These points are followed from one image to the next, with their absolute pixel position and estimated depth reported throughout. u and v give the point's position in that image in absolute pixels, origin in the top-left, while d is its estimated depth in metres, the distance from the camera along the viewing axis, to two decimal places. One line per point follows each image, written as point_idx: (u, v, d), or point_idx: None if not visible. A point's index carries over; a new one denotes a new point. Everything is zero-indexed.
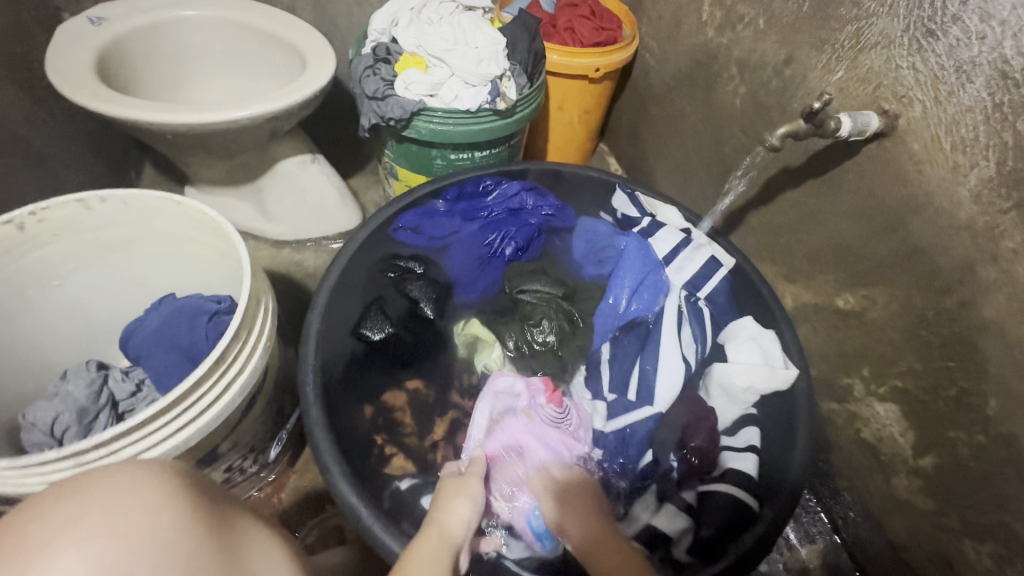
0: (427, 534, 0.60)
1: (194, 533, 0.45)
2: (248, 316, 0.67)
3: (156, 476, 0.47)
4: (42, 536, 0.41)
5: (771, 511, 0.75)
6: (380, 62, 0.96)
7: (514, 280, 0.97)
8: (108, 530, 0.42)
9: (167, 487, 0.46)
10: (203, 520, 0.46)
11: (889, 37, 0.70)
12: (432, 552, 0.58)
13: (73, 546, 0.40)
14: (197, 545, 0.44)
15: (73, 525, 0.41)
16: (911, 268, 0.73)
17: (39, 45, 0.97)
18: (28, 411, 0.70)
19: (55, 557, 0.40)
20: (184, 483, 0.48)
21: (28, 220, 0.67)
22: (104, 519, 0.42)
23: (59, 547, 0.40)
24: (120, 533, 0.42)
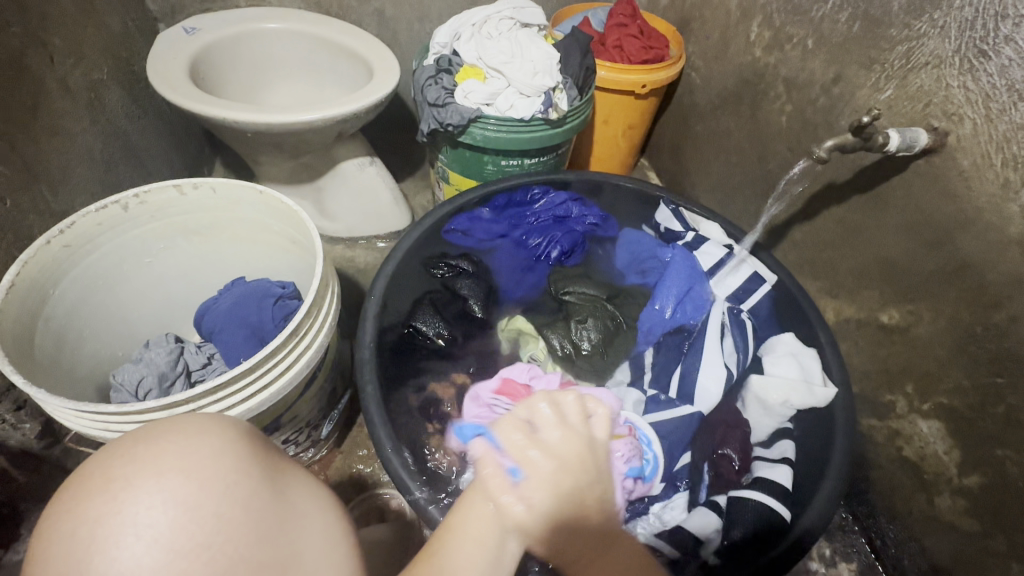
0: (477, 504, 0.47)
1: (256, 474, 0.44)
2: (319, 295, 0.72)
3: (216, 423, 0.46)
4: (120, 470, 0.40)
5: (785, 545, 0.71)
6: (442, 73, 1.03)
7: (559, 282, 1.00)
8: (181, 469, 0.40)
9: (233, 434, 0.45)
10: (264, 465, 0.45)
11: (940, 57, 0.72)
12: (473, 529, 0.45)
13: (150, 481, 0.39)
14: (259, 487, 0.43)
15: (149, 464, 0.40)
16: (959, 283, 0.74)
17: (139, 50, 1.08)
18: (117, 372, 0.78)
19: (134, 493, 0.38)
20: (248, 433, 0.48)
21: (131, 201, 0.75)
22: (176, 459, 0.41)
23: (138, 481, 0.39)
24: (193, 471, 0.41)
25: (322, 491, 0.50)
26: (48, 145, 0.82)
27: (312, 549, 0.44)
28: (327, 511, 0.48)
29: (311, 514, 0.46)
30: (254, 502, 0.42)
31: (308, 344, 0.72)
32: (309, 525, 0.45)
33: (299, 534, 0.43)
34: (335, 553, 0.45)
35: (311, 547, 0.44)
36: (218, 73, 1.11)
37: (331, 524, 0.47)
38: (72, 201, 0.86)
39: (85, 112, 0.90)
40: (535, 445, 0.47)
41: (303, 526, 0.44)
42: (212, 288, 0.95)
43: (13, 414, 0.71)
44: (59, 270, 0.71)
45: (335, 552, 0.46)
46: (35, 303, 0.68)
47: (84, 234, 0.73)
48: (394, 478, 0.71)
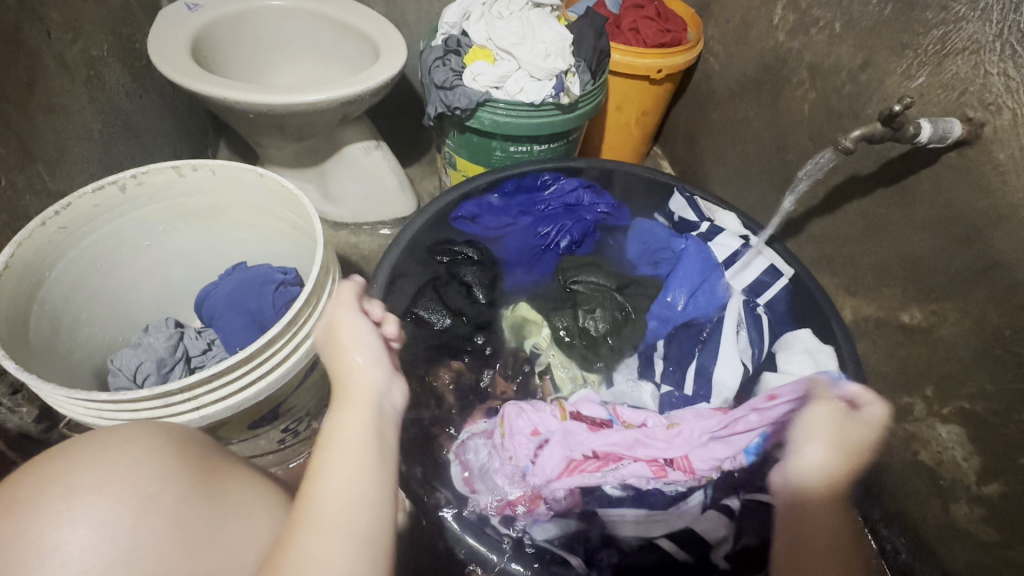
0: (345, 408, 0.49)
1: (183, 482, 0.44)
2: (319, 283, 0.70)
3: (142, 431, 0.46)
4: (29, 492, 0.41)
5: None
6: (450, 53, 1.00)
7: (567, 271, 0.98)
8: (92, 486, 0.41)
9: (162, 439, 0.46)
10: (196, 470, 0.45)
11: (978, 43, 0.68)
12: (343, 435, 0.47)
13: (60, 503, 0.40)
14: (186, 495, 0.44)
15: (61, 483, 0.41)
16: (987, 284, 0.70)
17: (141, 27, 1.06)
18: (116, 356, 0.77)
19: (43, 513, 0.39)
20: (185, 439, 0.48)
21: (128, 182, 0.73)
22: (86, 476, 0.41)
23: (46, 501, 0.40)
24: (105, 488, 0.41)
25: (271, 488, 0.51)
26: (45, 123, 0.80)
27: (251, 546, 0.45)
28: (273, 508, 0.49)
29: (253, 515, 0.47)
30: (179, 511, 0.43)
31: (307, 333, 0.70)
32: (251, 527, 0.46)
33: (235, 538, 0.44)
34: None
35: (251, 548, 0.45)
36: (221, 52, 1.08)
37: (279, 522, 0.48)
38: (70, 181, 0.85)
39: (84, 90, 0.88)
40: (371, 371, 0.51)
41: (240, 530, 0.45)
42: (213, 273, 0.93)
43: (9, 398, 0.70)
44: (55, 252, 0.69)
45: None
46: (30, 285, 0.66)
47: (81, 215, 0.71)
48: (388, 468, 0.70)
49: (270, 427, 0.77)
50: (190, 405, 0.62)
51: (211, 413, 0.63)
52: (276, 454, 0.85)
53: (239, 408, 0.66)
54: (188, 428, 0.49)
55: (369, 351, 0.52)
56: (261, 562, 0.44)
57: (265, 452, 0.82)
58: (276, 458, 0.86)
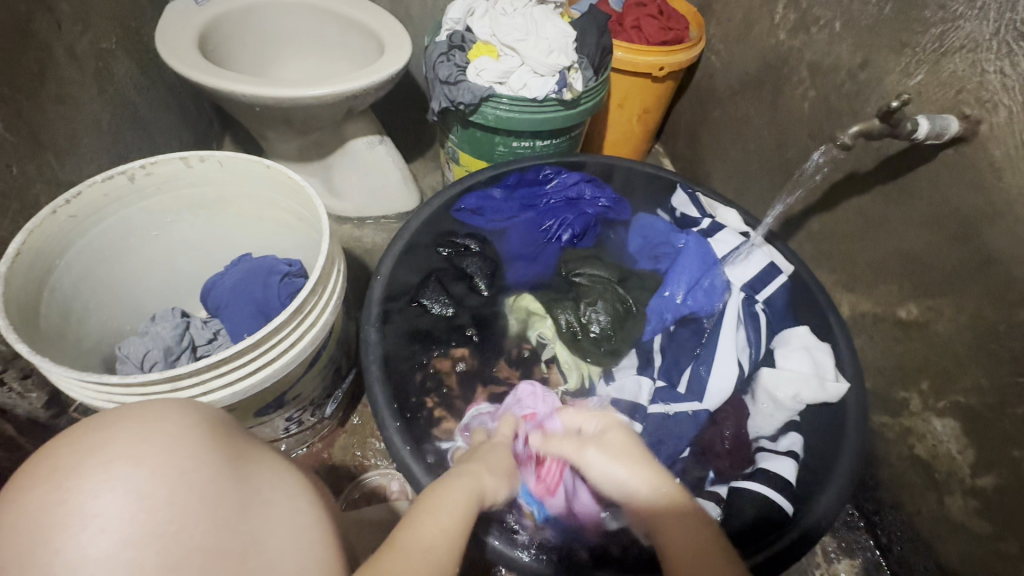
0: (450, 488, 0.54)
1: (214, 460, 0.43)
2: (325, 273, 0.71)
3: (175, 411, 0.45)
4: (68, 461, 0.39)
5: (792, 536, 0.70)
6: (454, 49, 1.01)
7: (570, 264, 1.00)
8: (130, 457, 0.40)
9: (192, 419, 0.45)
10: (226, 450, 0.44)
11: (976, 41, 0.69)
12: (451, 498, 0.52)
13: (97, 471, 0.39)
14: (217, 473, 0.42)
15: (98, 454, 0.40)
16: (983, 279, 0.71)
17: (148, 20, 1.07)
18: (123, 344, 0.78)
19: (80, 482, 0.38)
20: (213, 421, 0.47)
21: (137, 172, 0.74)
22: (124, 449, 0.40)
23: (84, 469, 0.39)
24: (143, 460, 0.40)
25: (295, 476, 0.49)
26: (54, 113, 0.81)
27: (277, 532, 0.42)
28: (299, 498, 0.47)
29: (280, 501, 0.45)
30: (211, 488, 0.41)
31: (313, 321, 0.71)
32: (276, 510, 0.43)
33: (263, 520, 0.42)
34: (305, 537, 0.44)
35: (279, 532, 0.42)
36: (227, 46, 1.09)
37: (305, 513, 0.46)
38: (79, 172, 0.86)
39: (92, 81, 0.89)
40: (503, 473, 0.62)
41: (268, 513, 0.43)
42: (218, 263, 0.94)
43: (19, 382, 0.71)
44: (64, 240, 0.70)
45: (312, 535, 0.44)
46: (41, 273, 0.67)
47: (91, 204, 0.72)
48: (388, 442, 0.72)
49: (276, 414, 0.78)
50: (198, 390, 0.63)
51: (220, 399, 0.64)
52: (279, 443, 0.86)
53: (246, 395, 0.67)
54: (214, 412, 0.49)
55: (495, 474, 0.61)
56: (288, 547, 0.42)
57: (268, 440, 0.83)
58: (279, 448, 0.87)
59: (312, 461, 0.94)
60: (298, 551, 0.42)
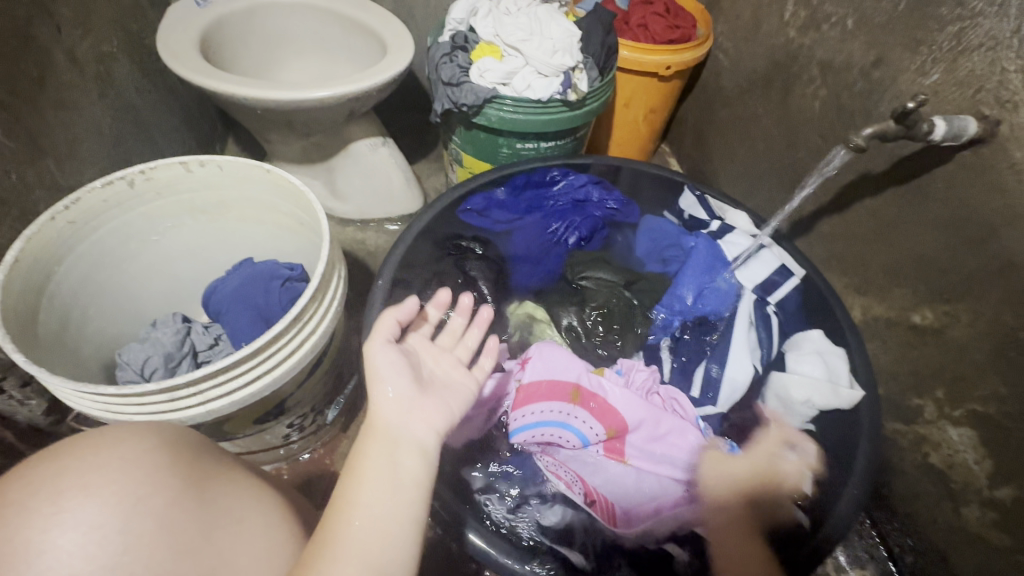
0: (366, 443, 0.48)
1: (172, 485, 0.42)
2: (324, 278, 0.70)
3: (134, 433, 0.44)
4: (18, 493, 0.39)
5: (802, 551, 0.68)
6: (457, 49, 1.00)
7: (576, 267, 0.98)
8: (82, 489, 0.39)
9: (154, 441, 0.44)
10: (188, 473, 0.43)
11: (996, 39, 0.66)
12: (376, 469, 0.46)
13: (47, 505, 0.38)
14: (175, 498, 0.41)
15: (50, 485, 0.39)
16: (1002, 284, 0.69)
17: (150, 22, 1.06)
18: (123, 350, 0.77)
19: (28, 516, 0.38)
20: (177, 441, 0.45)
21: (137, 177, 0.74)
22: (76, 479, 0.39)
23: (32, 504, 0.38)
24: (93, 490, 0.39)
25: (265, 490, 0.49)
26: (55, 118, 0.80)
27: (241, 554, 0.42)
28: (269, 514, 0.46)
29: (246, 519, 0.44)
30: (167, 515, 0.40)
31: (312, 329, 0.70)
32: (241, 531, 0.43)
33: (225, 543, 0.42)
34: (272, 556, 0.43)
35: (243, 553, 0.42)
36: (228, 48, 1.08)
37: (274, 527, 0.45)
38: (80, 176, 0.85)
39: (93, 86, 0.89)
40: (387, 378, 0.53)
41: (232, 535, 0.42)
42: (219, 268, 0.94)
43: (20, 390, 0.70)
44: (63, 247, 0.70)
45: (280, 552, 0.44)
46: (40, 281, 0.67)
47: (90, 210, 0.71)
48: None
49: (276, 422, 0.77)
50: (196, 400, 0.62)
51: (219, 408, 0.63)
52: (281, 449, 0.85)
53: (245, 404, 0.66)
54: (180, 430, 0.47)
55: (398, 384, 0.52)
56: (253, 570, 0.42)
57: (269, 446, 0.82)
58: (281, 453, 0.86)
59: (314, 466, 0.93)
60: (263, 570, 0.42)
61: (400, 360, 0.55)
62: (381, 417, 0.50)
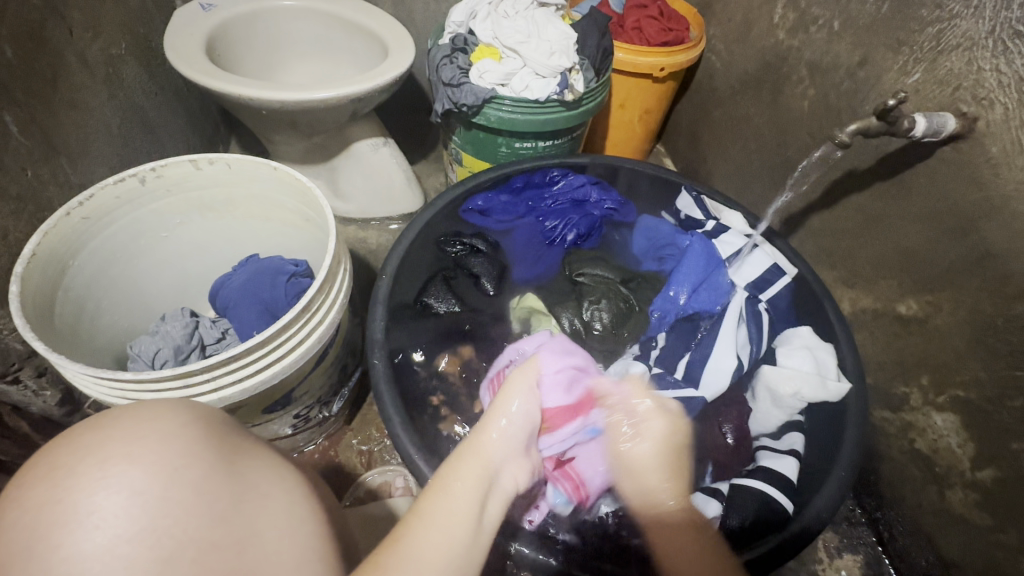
0: (465, 463, 0.51)
1: (209, 457, 0.44)
2: (331, 271, 0.73)
3: (173, 411, 0.46)
4: (65, 460, 0.41)
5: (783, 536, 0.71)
6: (457, 52, 1.02)
7: (574, 263, 1.02)
8: (125, 457, 0.41)
9: (188, 417, 0.46)
10: (222, 447, 0.45)
11: (972, 39, 0.70)
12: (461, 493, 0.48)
13: (93, 470, 0.40)
14: (212, 468, 0.43)
15: (95, 453, 0.41)
16: (981, 274, 0.72)
17: (156, 25, 1.08)
18: (134, 343, 0.80)
19: (77, 480, 0.40)
20: (209, 420, 0.48)
21: (148, 175, 0.76)
22: (120, 449, 0.42)
23: (81, 469, 0.40)
24: (137, 458, 0.41)
25: (290, 471, 0.50)
26: (67, 118, 0.83)
27: (273, 526, 0.43)
28: (294, 491, 0.48)
29: (275, 493, 0.46)
30: (205, 483, 0.42)
31: (319, 320, 0.72)
32: (270, 505, 0.44)
33: (257, 513, 0.43)
34: (299, 529, 0.45)
35: (274, 523, 0.43)
36: (233, 51, 1.11)
37: (299, 503, 0.47)
38: (90, 174, 0.87)
39: (103, 87, 0.91)
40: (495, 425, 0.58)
41: (262, 506, 0.44)
42: (226, 264, 0.96)
43: (34, 381, 0.72)
44: (77, 242, 0.72)
45: (305, 527, 0.45)
46: (55, 274, 0.69)
47: (102, 207, 0.74)
48: (392, 434, 0.73)
49: (283, 411, 0.79)
50: (209, 387, 0.64)
51: (231, 396, 0.66)
52: (287, 440, 0.87)
53: (256, 392, 0.68)
54: (213, 409, 0.50)
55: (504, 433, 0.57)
56: (282, 538, 0.43)
57: (277, 436, 0.84)
58: (288, 443, 0.89)
59: (318, 457, 0.95)
60: (293, 542, 0.43)
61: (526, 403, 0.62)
62: (485, 449, 0.54)
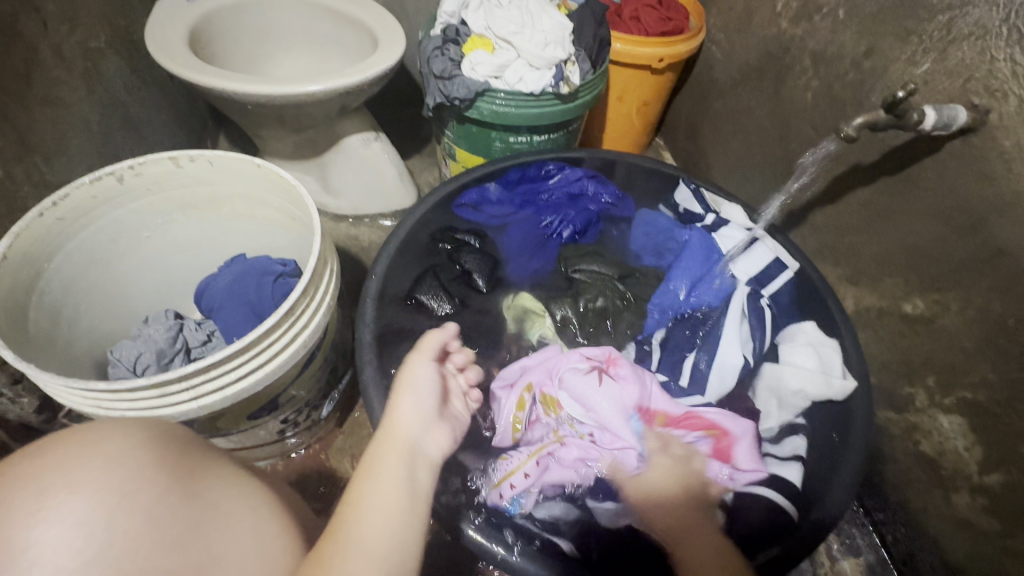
0: (384, 445, 0.52)
1: (160, 480, 0.41)
2: (316, 273, 0.70)
3: (123, 428, 0.44)
4: (1, 490, 0.38)
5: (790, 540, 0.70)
6: (449, 43, 0.99)
7: (569, 260, 0.98)
8: (66, 485, 0.38)
9: (140, 438, 0.43)
10: (175, 467, 0.43)
11: (985, 28, 0.66)
12: (388, 471, 0.49)
13: (31, 501, 0.38)
14: (163, 493, 0.41)
15: (33, 482, 0.38)
16: (991, 273, 0.69)
17: (138, 17, 1.04)
18: (116, 348, 0.77)
19: (12, 512, 0.37)
20: (167, 436, 0.45)
21: (126, 173, 0.73)
22: (59, 477, 0.39)
23: (17, 501, 0.38)
24: (80, 485, 0.39)
25: (256, 485, 0.48)
26: (42, 115, 0.80)
27: (232, 546, 0.41)
28: (261, 507, 0.46)
29: (239, 512, 0.44)
30: (158, 508, 0.40)
31: (305, 323, 0.69)
32: (232, 526, 0.42)
33: (215, 536, 0.41)
34: (266, 546, 0.43)
35: (237, 545, 0.41)
36: (218, 44, 1.07)
37: (265, 521, 0.45)
38: (68, 173, 0.85)
39: (81, 81, 0.88)
40: (409, 394, 0.58)
41: (223, 528, 0.42)
42: (211, 264, 0.93)
43: (10, 388, 0.70)
44: (52, 244, 0.69)
45: (272, 546, 0.43)
46: (29, 278, 0.66)
47: (79, 205, 0.71)
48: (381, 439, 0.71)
49: (271, 417, 0.77)
50: (189, 395, 0.62)
51: (212, 404, 0.63)
52: (276, 444, 0.85)
53: (239, 399, 0.66)
54: (170, 427, 0.47)
55: (414, 397, 0.58)
56: (245, 558, 0.41)
57: (265, 442, 0.82)
58: (277, 448, 0.87)
59: (309, 462, 0.93)
60: (259, 561, 0.42)
61: (433, 378, 0.61)
62: (400, 425, 0.55)
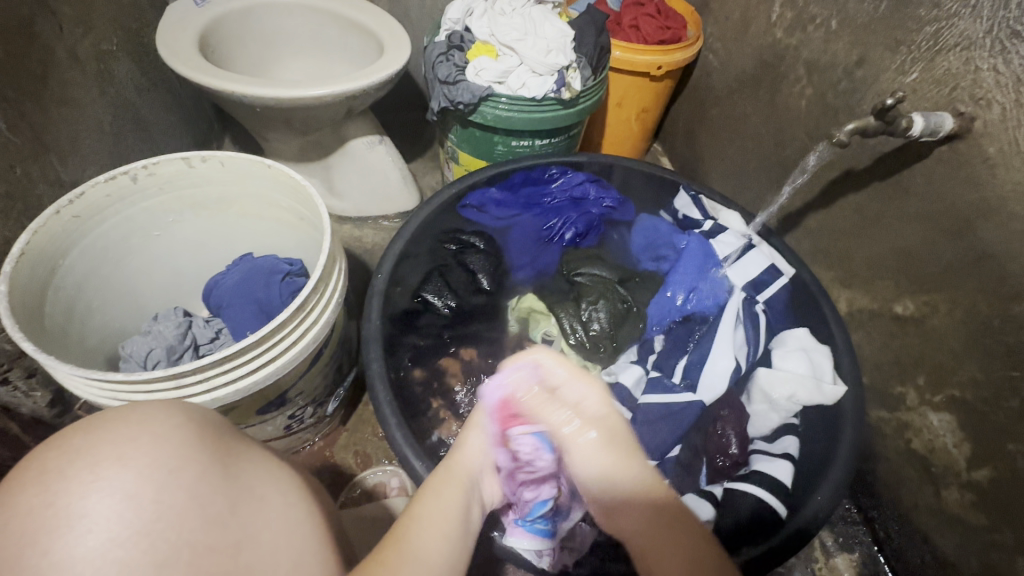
0: (449, 472, 0.51)
1: (202, 458, 0.43)
2: (326, 270, 0.72)
3: (166, 411, 0.46)
4: (54, 463, 0.40)
5: (784, 533, 0.71)
6: (453, 49, 1.01)
7: (571, 263, 1.01)
8: (117, 459, 0.40)
9: (181, 419, 0.45)
10: (215, 448, 0.45)
11: (970, 39, 0.69)
12: (448, 497, 0.48)
13: (85, 474, 0.39)
14: (206, 470, 0.42)
15: (86, 456, 0.40)
16: (979, 274, 0.72)
17: (149, 21, 1.07)
18: (126, 343, 0.78)
19: (68, 482, 0.39)
20: (202, 420, 0.47)
21: (140, 173, 0.75)
22: (112, 450, 0.41)
23: (71, 472, 0.39)
24: (130, 461, 0.40)
25: (285, 472, 0.50)
26: (58, 115, 0.82)
27: (268, 530, 0.43)
28: (289, 493, 0.48)
29: (271, 496, 0.45)
30: (200, 485, 0.41)
31: (316, 319, 0.71)
32: (266, 508, 0.44)
33: (253, 516, 0.43)
34: (296, 532, 0.45)
35: (269, 527, 0.43)
36: (227, 48, 1.10)
37: (295, 508, 0.47)
38: (81, 172, 0.86)
39: (94, 82, 0.90)
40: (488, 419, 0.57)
41: (258, 510, 0.43)
42: (220, 263, 0.95)
43: (24, 381, 0.72)
44: (67, 241, 0.71)
45: (301, 531, 0.45)
46: (44, 273, 0.68)
47: (95, 205, 0.73)
48: (386, 433, 0.72)
49: (278, 412, 0.79)
50: (201, 388, 0.63)
51: (225, 396, 0.65)
52: (284, 440, 0.87)
53: (250, 393, 0.67)
54: (210, 413, 0.49)
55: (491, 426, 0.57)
56: (280, 541, 0.43)
57: (272, 437, 0.83)
58: (285, 444, 0.88)
59: (314, 459, 0.95)
60: (289, 546, 0.43)
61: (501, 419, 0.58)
62: (470, 456, 0.54)
